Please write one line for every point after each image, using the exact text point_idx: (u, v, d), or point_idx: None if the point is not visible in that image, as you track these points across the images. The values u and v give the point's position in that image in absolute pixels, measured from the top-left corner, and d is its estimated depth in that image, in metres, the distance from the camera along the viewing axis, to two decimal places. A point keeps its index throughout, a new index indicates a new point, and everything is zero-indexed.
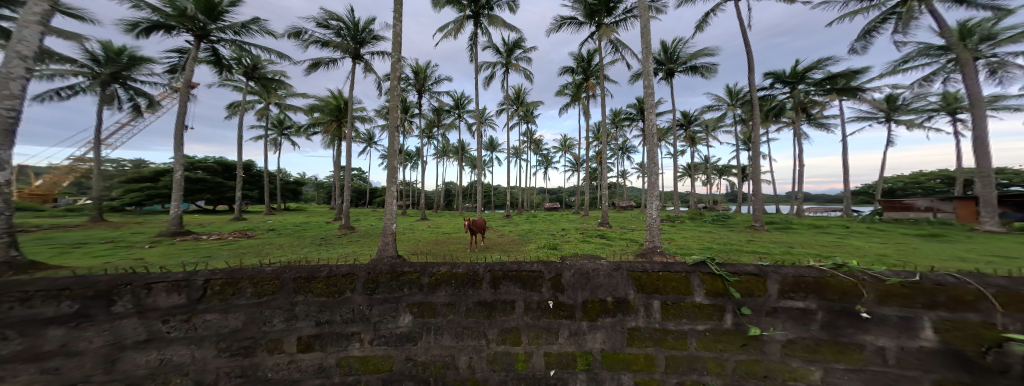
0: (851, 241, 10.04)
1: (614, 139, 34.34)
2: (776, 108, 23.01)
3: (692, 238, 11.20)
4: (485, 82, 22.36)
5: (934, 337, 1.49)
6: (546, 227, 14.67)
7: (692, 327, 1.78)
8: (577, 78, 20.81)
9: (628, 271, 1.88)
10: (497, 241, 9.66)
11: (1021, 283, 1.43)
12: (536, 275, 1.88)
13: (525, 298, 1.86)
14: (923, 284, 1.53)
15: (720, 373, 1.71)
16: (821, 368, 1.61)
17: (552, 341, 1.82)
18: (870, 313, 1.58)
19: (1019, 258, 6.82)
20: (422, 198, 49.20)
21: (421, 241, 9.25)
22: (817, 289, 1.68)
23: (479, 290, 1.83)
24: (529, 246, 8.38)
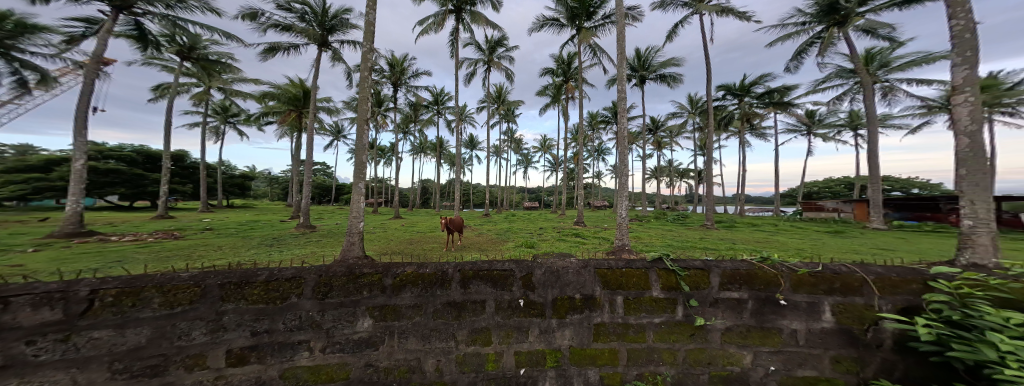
0: (780, 237, 11.59)
1: (590, 141, 35.53)
2: (728, 118, 25.45)
3: (655, 236, 12.00)
4: (465, 79, 21.80)
5: (833, 319, 1.78)
6: (525, 226, 14.69)
7: (650, 321, 1.92)
8: (557, 80, 21.23)
9: (595, 269, 1.97)
10: (472, 241, 9.48)
11: (893, 270, 1.78)
12: (506, 275, 1.89)
13: (495, 297, 1.86)
14: (825, 273, 1.82)
15: (672, 363, 1.87)
16: (751, 352, 1.82)
17: (522, 340, 1.85)
18: (787, 300, 1.84)
19: (897, 250, 8.43)
20: (395, 196, 46.87)
21: (393, 241, 8.84)
22: (749, 280, 1.89)
23: (448, 290, 1.80)
24: (505, 246, 8.33)
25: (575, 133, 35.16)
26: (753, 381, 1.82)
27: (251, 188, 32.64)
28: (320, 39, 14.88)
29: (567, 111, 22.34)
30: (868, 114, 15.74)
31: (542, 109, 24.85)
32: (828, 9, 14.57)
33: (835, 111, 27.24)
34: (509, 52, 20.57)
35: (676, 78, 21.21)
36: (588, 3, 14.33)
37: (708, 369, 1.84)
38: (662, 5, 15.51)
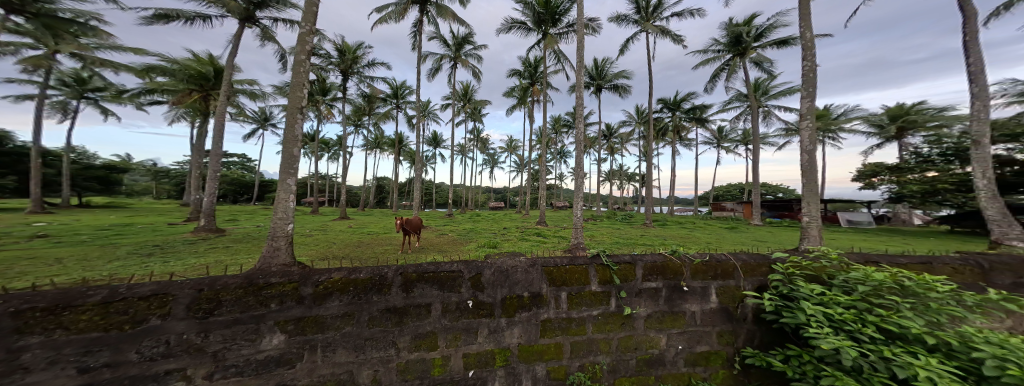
0: (696, 233, 13.61)
1: (555, 144, 36.67)
2: (667, 129, 28.76)
3: (607, 234, 12.89)
4: (429, 74, 20.56)
5: (716, 300, 2.23)
6: (488, 226, 14.49)
7: (589, 313, 2.07)
8: (523, 82, 21.47)
9: (542, 267, 2.04)
10: (429, 241, 9.03)
11: (751, 258, 2.31)
12: (452, 277, 1.84)
13: (442, 299, 1.81)
14: (709, 262, 2.25)
15: (607, 351, 2.06)
16: (663, 334, 2.14)
17: (470, 341, 1.83)
18: (687, 286, 2.20)
19: (771, 241, 10.67)
20: (342, 195, 42.15)
21: (335, 244, 7.92)
22: (661, 271, 2.19)
23: (387, 295, 1.68)
24: (465, 247, 8.11)
25: (540, 136, 35.86)
26: (667, 359, 2.14)
27: (123, 183, 26.00)
28: (244, 14, 12.73)
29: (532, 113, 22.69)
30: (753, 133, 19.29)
31: (508, 110, 24.75)
32: (734, 40, 17.56)
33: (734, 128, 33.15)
34: (477, 50, 19.97)
35: (627, 89, 23.16)
36: (555, 11, 14.71)
37: (636, 354, 2.09)
38: (618, 20, 16.82)
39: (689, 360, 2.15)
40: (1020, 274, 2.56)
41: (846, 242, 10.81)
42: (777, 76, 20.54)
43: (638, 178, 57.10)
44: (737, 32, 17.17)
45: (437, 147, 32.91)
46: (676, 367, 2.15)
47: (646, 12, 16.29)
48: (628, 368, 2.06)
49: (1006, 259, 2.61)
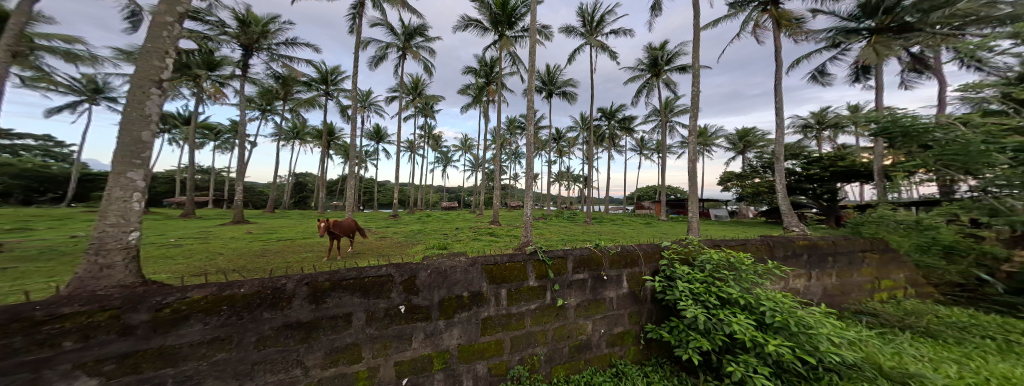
0: (625, 228, 15.31)
1: (508, 145, 36.93)
2: (606, 136, 31.50)
3: (554, 232, 13.47)
4: (373, 63, 18.74)
5: (628, 286, 2.54)
6: (437, 226, 13.85)
7: (528, 307, 2.15)
8: (479, 81, 21.04)
9: (482, 266, 2.01)
10: (368, 245, 8.11)
11: (650, 247, 2.69)
12: (380, 283, 1.69)
13: (366, 307, 1.64)
14: (622, 252, 2.53)
15: (544, 342, 2.19)
16: (589, 321, 2.36)
17: (403, 349, 1.73)
18: (607, 275, 2.44)
19: (676, 234, 12.71)
20: (254, 191, 35.33)
21: (238, 252, 6.51)
22: (587, 264, 2.38)
23: (289, 308, 1.45)
24: (409, 249, 7.55)
25: (495, 136, 35.58)
26: (594, 343, 2.38)
27: None
28: None
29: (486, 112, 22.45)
30: (666, 143, 22.22)
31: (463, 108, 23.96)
32: (655, 63, 20.15)
33: (653, 139, 38.25)
34: (429, 43, 18.83)
35: (574, 96, 24.53)
36: (511, 14, 14.63)
37: (568, 341, 2.28)
38: (566, 31, 17.69)
39: (609, 341, 2.43)
40: (786, 249, 3.47)
41: (735, 234, 13.47)
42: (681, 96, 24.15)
43: (581, 179, 61.36)
44: (656, 55, 19.77)
45: (381, 141, 30.13)
46: (600, 349, 2.40)
47: (590, 26, 17.53)
48: (562, 356, 2.24)
49: (779, 239, 3.52)
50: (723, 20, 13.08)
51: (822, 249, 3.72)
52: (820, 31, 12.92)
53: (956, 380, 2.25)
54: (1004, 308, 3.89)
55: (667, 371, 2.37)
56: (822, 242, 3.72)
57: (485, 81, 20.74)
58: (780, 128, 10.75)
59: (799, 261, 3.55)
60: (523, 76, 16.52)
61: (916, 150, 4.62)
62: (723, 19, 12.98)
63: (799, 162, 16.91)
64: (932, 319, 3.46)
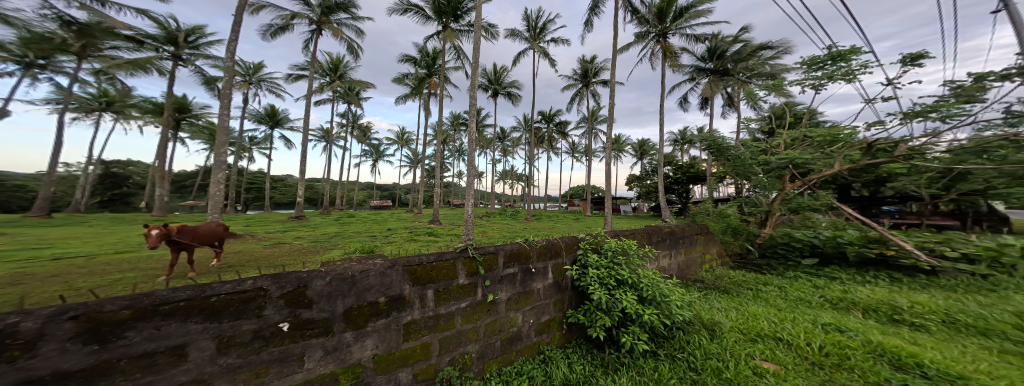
0: (561, 224, 16.45)
1: (452, 141, 35.02)
2: (546, 138, 33.01)
3: (496, 230, 13.45)
4: (273, 33, 15.26)
5: (553, 276, 2.71)
6: (363, 228, 12.15)
7: (458, 306, 2.09)
8: (419, 71, 19.25)
9: (404, 266, 1.81)
10: (254, 255, 6.37)
11: (565, 238, 2.91)
12: (246, 300, 1.30)
13: (222, 332, 1.24)
14: (548, 245, 2.69)
15: (476, 339, 2.17)
16: (519, 312, 2.44)
17: (293, 372, 1.42)
18: (535, 267, 2.56)
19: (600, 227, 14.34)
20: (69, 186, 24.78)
21: (24, 272, 4.36)
22: (518, 257, 2.44)
23: (53, 354, 0.92)
24: (319, 256, 6.27)
25: (437, 130, 33.29)
26: (524, 334, 2.48)
27: None
28: None
29: (427, 106, 20.72)
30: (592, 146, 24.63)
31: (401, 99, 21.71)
32: (586, 74, 22.13)
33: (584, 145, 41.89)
34: (356, 21, 16.20)
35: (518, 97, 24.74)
36: (456, 5, 13.76)
37: (500, 335, 2.32)
38: (512, 34, 17.67)
39: (538, 329, 2.56)
40: (657, 236, 4.27)
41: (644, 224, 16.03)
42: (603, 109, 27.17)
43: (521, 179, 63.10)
44: (588, 67, 21.74)
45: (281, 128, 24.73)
46: (530, 338, 2.52)
47: (534, 32, 18.03)
48: (494, 350, 2.28)
49: (653, 228, 4.32)
50: (631, 45, 15.36)
51: (677, 234, 4.73)
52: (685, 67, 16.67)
53: (734, 321, 3.13)
54: (755, 268, 5.88)
55: (583, 350, 2.64)
56: (677, 229, 4.74)
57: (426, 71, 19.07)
58: (662, 140, 13.32)
59: (665, 244, 4.43)
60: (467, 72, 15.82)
61: (723, 161, 7.10)
62: (636, 44, 15.25)
63: (670, 169, 21.36)
64: (727, 280, 4.82)
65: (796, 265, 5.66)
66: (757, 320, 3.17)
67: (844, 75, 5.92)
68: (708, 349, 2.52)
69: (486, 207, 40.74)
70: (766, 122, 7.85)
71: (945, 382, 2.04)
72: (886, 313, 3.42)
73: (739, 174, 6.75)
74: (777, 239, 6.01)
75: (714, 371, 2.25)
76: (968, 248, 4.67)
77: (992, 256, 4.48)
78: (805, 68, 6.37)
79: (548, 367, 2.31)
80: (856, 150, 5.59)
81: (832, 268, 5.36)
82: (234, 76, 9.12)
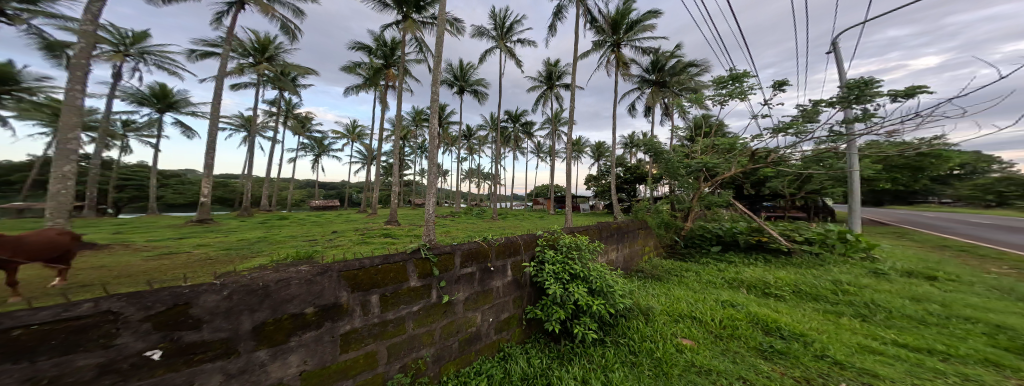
0: (525, 222, 16.69)
1: (414, 137, 32.64)
2: (512, 137, 32.66)
3: (461, 229, 12.95)
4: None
5: (512, 274, 2.76)
6: (299, 231, 10.51)
7: (409, 310, 1.97)
8: (374, 62, 17.46)
9: (339, 272, 1.62)
10: (130, 269, 4.94)
11: (522, 236, 2.97)
12: (82, 329, 0.94)
13: (40, 374, 0.88)
14: (507, 242, 2.73)
15: (431, 343, 2.10)
16: (478, 312, 2.44)
17: None
18: (494, 266, 2.57)
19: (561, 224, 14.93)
20: None
21: None
22: (475, 256, 2.43)
23: None
24: (235, 266, 5.17)
25: (394, 123, 30.63)
26: (483, 333, 2.48)
27: None
28: None
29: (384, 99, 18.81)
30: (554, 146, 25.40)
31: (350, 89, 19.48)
32: (550, 77, 22.62)
33: (547, 146, 42.96)
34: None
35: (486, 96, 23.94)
36: None
37: (457, 336, 2.28)
38: (479, 33, 16.95)
39: (497, 328, 2.58)
40: (606, 231, 4.64)
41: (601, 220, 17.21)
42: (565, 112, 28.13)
43: (483, 178, 62.17)
44: (552, 70, 22.26)
45: (177, 112, 19.95)
46: (489, 337, 2.53)
47: (500, 31, 17.72)
48: (451, 352, 2.23)
49: (603, 224, 4.69)
50: (590, 53, 16.33)
51: (623, 229, 5.21)
52: (634, 77, 18.41)
53: (666, 304, 3.58)
54: (680, 256, 6.85)
55: (540, 343, 2.75)
56: (623, 224, 5.22)
57: (383, 63, 17.27)
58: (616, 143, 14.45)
59: (612, 238, 4.84)
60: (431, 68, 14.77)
61: (658, 162, 7.96)
62: (592, 52, 16.27)
63: (621, 170, 23.35)
64: (661, 268, 5.51)
65: (708, 252, 6.77)
66: (683, 302, 3.69)
67: (739, 94, 7.21)
68: (645, 332, 2.84)
69: (449, 207, 39.20)
70: (691, 131, 9.14)
71: (800, 340, 2.69)
72: (767, 288, 4.31)
73: (669, 173, 7.53)
74: (695, 230, 7.08)
75: (648, 352, 2.55)
76: (808, 234, 6.32)
77: (825, 242, 6.11)
78: (715, 87, 7.69)
79: (507, 365, 2.34)
80: (745, 156, 6.83)
81: (731, 253, 6.54)
82: (94, 41, 7.02)
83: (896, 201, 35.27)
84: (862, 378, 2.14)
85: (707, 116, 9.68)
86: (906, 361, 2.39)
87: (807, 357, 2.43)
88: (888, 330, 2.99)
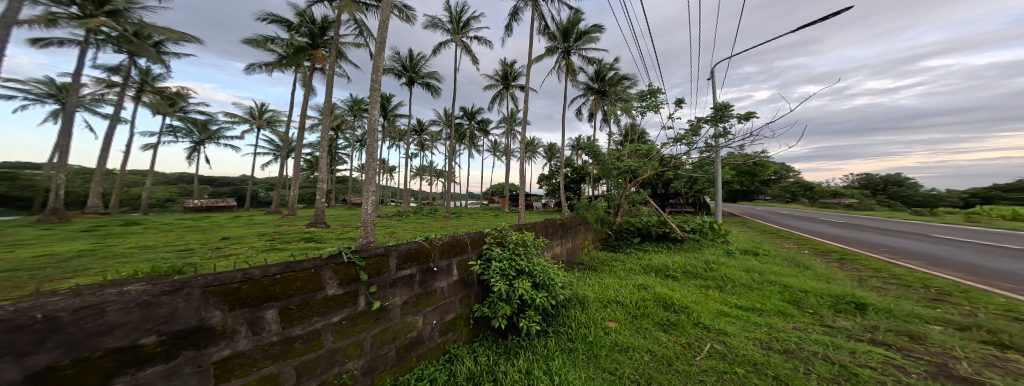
0: (478, 221, 16.29)
1: (350, 128, 28.67)
2: (466, 135, 31.53)
3: (408, 229, 11.95)
4: None
5: (457, 273, 2.72)
6: (173, 239, 8.14)
7: (326, 322, 1.73)
8: (297, 38, 14.64)
9: (207, 288, 1.25)
10: None
11: (467, 235, 2.93)
12: None
13: None
14: (451, 241, 2.68)
15: (359, 354, 1.90)
16: (421, 315, 2.34)
17: None
18: (437, 266, 2.49)
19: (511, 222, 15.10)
20: None
21: None
22: (416, 257, 2.30)
23: None
24: (36, 291, 3.62)
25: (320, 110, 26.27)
26: (425, 337, 2.38)
27: None
28: None
29: (308, 83, 15.97)
30: (508, 145, 25.42)
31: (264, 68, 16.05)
32: (506, 77, 22.50)
33: (500, 145, 42.86)
34: None
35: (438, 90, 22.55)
36: None
37: (393, 344, 2.12)
38: (433, 24, 15.83)
39: (441, 330, 2.51)
40: (552, 228, 4.94)
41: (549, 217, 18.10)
42: (519, 113, 28.37)
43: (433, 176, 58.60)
44: (508, 70, 22.15)
45: None
46: (432, 340, 2.43)
47: (456, 25, 16.84)
48: (388, 361, 2.07)
49: (549, 221, 4.97)
50: (543, 57, 16.98)
51: (567, 225, 5.62)
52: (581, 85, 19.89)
53: (600, 292, 3.99)
54: (611, 247, 7.79)
55: (487, 341, 2.76)
56: (567, 221, 5.63)
57: (309, 41, 14.60)
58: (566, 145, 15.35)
59: (557, 234, 5.18)
60: (374, 53, 13.04)
61: (596, 162, 8.95)
62: (543, 57, 16.93)
63: (568, 171, 24.96)
64: (598, 259, 6.14)
65: (630, 242, 7.85)
66: (611, 288, 4.16)
67: (655, 107, 8.50)
68: (579, 319, 3.12)
69: (395, 206, 35.59)
70: (621, 137, 10.36)
71: (688, 313, 3.34)
72: (671, 271, 5.22)
73: (605, 171, 8.53)
74: (623, 224, 8.11)
75: (583, 337, 2.81)
76: (693, 224, 7.92)
77: (703, 230, 7.73)
78: (638, 101, 8.93)
79: (453, 366, 2.28)
80: (656, 161, 8.11)
81: (648, 242, 7.72)
82: None
83: (742, 200, 47.05)
84: (719, 337, 2.80)
85: (634, 125, 11.08)
86: (742, 319, 3.22)
87: (691, 326, 3.04)
88: (737, 297, 3.98)
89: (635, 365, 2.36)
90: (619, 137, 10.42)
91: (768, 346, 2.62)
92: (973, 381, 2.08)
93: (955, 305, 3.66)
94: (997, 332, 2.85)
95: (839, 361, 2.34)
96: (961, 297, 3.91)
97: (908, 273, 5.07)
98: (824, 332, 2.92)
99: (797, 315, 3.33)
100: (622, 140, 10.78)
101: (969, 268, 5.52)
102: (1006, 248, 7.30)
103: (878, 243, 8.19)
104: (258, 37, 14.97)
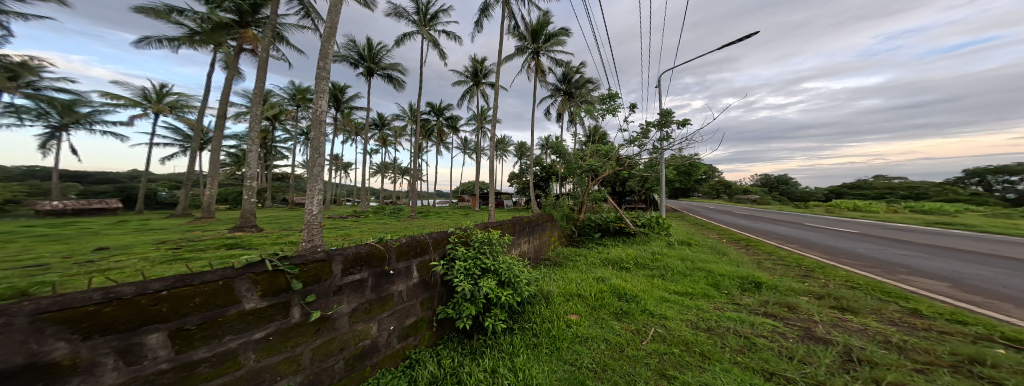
0: (442, 221, 15.70)
1: (292, 119, 25.36)
2: (433, 131, 30.07)
3: (368, 231, 11.04)
4: None
5: (418, 275, 2.59)
6: (24, 253, 6.25)
7: (247, 340, 1.50)
8: (217, 11, 12.34)
9: (44, 315, 0.96)
10: None
11: (426, 235, 2.79)
12: None
13: None
14: (409, 242, 2.54)
15: (295, 370, 1.70)
16: (375, 322, 2.18)
17: None
18: (392, 269, 2.34)
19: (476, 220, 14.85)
20: None
21: None
22: (366, 260, 2.12)
23: None
24: None
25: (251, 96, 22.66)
26: (381, 344, 2.22)
27: None
28: None
29: (234, 65, 13.62)
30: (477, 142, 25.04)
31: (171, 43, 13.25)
32: (476, 74, 22.02)
33: (466, 143, 41.96)
34: None
35: (401, 83, 21.15)
36: None
37: (341, 355, 1.94)
38: (397, 13, 14.82)
39: (401, 335, 2.37)
40: (519, 225, 5.01)
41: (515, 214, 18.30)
42: (487, 110, 27.99)
43: (393, 173, 55.00)
44: (478, 68, 21.74)
45: None
46: (390, 347, 2.29)
47: (423, 17, 15.97)
48: (335, 374, 1.89)
49: (517, 218, 5.02)
50: (514, 56, 17.10)
51: (533, 222, 5.75)
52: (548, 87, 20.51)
53: (564, 287, 4.16)
54: (575, 243, 8.26)
55: (452, 343, 2.69)
56: (534, 218, 5.76)
57: (235, 18, 12.46)
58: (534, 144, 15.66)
59: (524, 230, 5.27)
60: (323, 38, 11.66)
61: (562, 161, 9.30)
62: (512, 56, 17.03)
63: (536, 169, 25.59)
64: (563, 255, 6.42)
65: (591, 237, 8.40)
66: (572, 283, 4.36)
67: (613, 110, 9.11)
68: (542, 314, 3.22)
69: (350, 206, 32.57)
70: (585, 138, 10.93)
71: (636, 301, 3.68)
72: (624, 263, 5.67)
73: (570, 170, 8.98)
74: (584, 220, 8.63)
75: (546, 331, 2.91)
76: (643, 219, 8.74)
77: (651, 224, 8.59)
78: (599, 104, 9.48)
79: (414, 372, 2.18)
80: (614, 162, 8.73)
81: (606, 236, 8.34)
82: None
83: (682, 197, 53.43)
84: (661, 321, 3.15)
85: (597, 128, 11.77)
86: (678, 303, 3.67)
87: (639, 313, 3.36)
88: (675, 283, 4.52)
89: (594, 354, 2.52)
90: (583, 138, 10.98)
91: (696, 326, 3.03)
92: (824, 340, 2.69)
93: (817, 279, 4.68)
94: (841, 298, 3.70)
95: (744, 334, 2.81)
96: (820, 272, 5.01)
97: (789, 255, 6.34)
98: (735, 309, 3.47)
99: (717, 296, 3.91)
100: (585, 141, 11.37)
101: (828, 249, 7.12)
102: (852, 233, 9.47)
103: (773, 231, 10.01)
104: (158, 6, 12.23)
